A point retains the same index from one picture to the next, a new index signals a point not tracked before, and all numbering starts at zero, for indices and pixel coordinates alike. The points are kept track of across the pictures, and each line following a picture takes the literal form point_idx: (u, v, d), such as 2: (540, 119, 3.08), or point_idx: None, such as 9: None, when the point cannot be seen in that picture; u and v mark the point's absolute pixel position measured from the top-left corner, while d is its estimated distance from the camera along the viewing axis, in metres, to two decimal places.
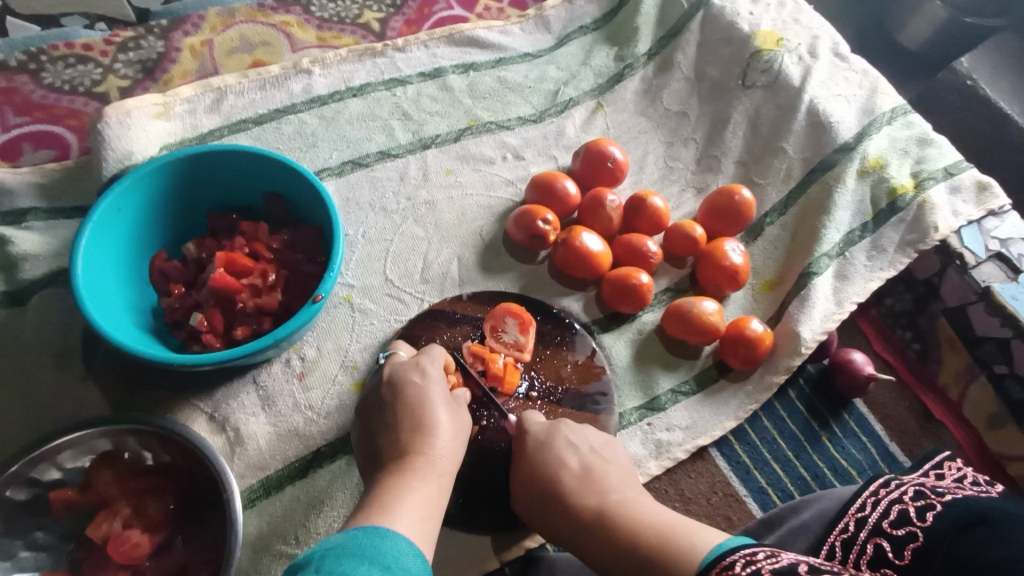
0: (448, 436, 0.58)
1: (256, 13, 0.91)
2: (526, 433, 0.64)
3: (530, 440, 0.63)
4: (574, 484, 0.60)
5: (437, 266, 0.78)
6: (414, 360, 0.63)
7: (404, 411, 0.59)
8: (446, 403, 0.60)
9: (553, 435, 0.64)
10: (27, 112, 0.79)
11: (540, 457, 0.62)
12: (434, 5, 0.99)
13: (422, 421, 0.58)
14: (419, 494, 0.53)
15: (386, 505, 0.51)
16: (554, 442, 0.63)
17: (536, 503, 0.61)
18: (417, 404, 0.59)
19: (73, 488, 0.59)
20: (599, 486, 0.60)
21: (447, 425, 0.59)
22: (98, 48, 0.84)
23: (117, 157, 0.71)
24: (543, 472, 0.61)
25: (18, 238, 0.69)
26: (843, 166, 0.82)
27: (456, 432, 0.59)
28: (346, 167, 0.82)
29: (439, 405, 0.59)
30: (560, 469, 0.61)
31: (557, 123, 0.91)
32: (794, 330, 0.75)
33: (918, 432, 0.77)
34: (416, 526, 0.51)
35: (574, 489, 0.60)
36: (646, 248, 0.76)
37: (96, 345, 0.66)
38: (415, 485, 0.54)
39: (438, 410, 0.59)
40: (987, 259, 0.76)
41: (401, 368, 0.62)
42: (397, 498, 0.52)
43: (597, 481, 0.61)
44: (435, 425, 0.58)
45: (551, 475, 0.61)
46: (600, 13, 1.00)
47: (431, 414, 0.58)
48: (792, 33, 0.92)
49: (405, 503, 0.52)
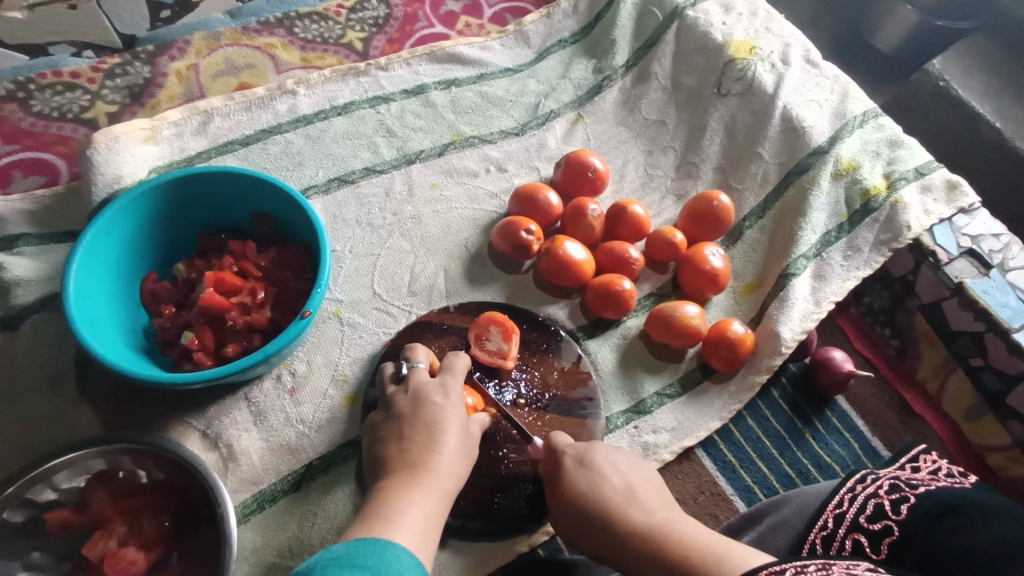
0: (456, 458, 0.58)
1: (240, 36, 0.92)
2: (562, 453, 0.64)
3: (566, 458, 0.63)
4: (615, 500, 0.59)
5: (424, 278, 0.80)
6: (439, 381, 0.63)
7: (420, 425, 0.58)
8: (461, 426, 0.59)
9: (587, 451, 0.64)
10: (16, 140, 0.81)
11: (576, 473, 0.62)
12: (416, 23, 1.01)
13: (434, 438, 0.57)
14: (420, 508, 0.53)
15: (389, 517, 0.51)
16: (588, 458, 0.63)
17: (579, 520, 0.60)
18: (435, 421, 0.59)
19: (69, 508, 0.60)
20: (641, 503, 0.58)
21: (458, 448, 0.58)
22: (86, 75, 0.86)
23: (105, 182, 0.73)
24: (581, 488, 0.60)
25: (10, 263, 0.71)
26: (817, 169, 0.85)
27: (463, 455, 0.59)
28: (332, 185, 0.84)
29: (454, 426, 0.59)
30: (599, 487, 0.60)
31: (539, 135, 0.93)
32: (774, 330, 0.76)
33: (898, 427, 0.79)
34: (414, 540, 0.50)
35: (615, 506, 0.58)
36: (627, 254, 0.78)
37: (89, 366, 0.68)
38: (418, 500, 0.53)
39: (452, 431, 0.58)
40: (959, 256, 0.78)
41: (424, 386, 0.62)
42: (398, 510, 0.51)
43: (638, 497, 0.59)
44: (448, 445, 0.57)
45: (590, 491, 0.60)
46: (578, 26, 1.03)
47: (444, 434, 0.58)
48: (764, 41, 0.94)
49: (407, 517, 0.51)
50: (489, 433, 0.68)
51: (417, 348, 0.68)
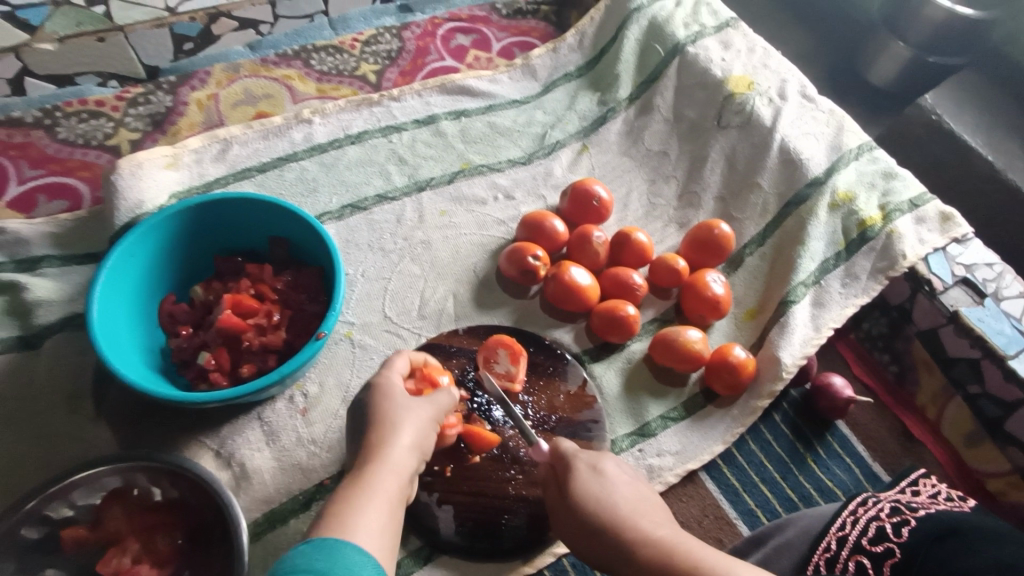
0: (414, 435, 0.54)
1: (259, 67, 0.96)
2: (573, 455, 0.61)
3: (579, 463, 0.61)
4: (627, 511, 0.56)
5: (433, 302, 0.82)
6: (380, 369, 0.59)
7: (370, 409, 0.55)
8: (410, 402, 0.56)
9: (599, 458, 0.61)
10: (42, 165, 0.84)
11: (587, 478, 0.59)
12: (427, 56, 1.05)
13: (386, 418, 0.54)
14: (379, 497, 0.48)
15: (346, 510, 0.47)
16: (601, 465, 0.60)
17: (584, 528, 0.57)
18: (386, 400, 0.56)
19: (84, 525, 0.61)
20: (651, 517, 0.56)
21: (415, 425, 0.55)
22: (110, 103, 0.89)
23: (128, 207, 0.75)
24: (592, 496, 0.58)
25: (33, 284, 0.73)
26: (814, 200, 0.87)
27: (423, 431, 0.55)
28: (346, 211, 0.87)
29: (403, 403, 0.55)
30: (610, 496, 0.58)
31: (545, 164, 0.96)
32: (775, 355, 0.78)
33: (899, 452, 0.80)
34: (377, 532, 0.46)
35: (625, 516, 0.56)
36: (631, 280, 0.80)
37: (107, 385, 0.69)
38: (374, 487, 0.49)
39: (404, 408, 0.55)
40: (954, 284, 0.80)
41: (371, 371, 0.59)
42: (356, 501, 0.47)
43: (648, 510, 0.57)
44: (399, 423, 0.54)
45: (601, 500, 0.57)
46: (583, 61, 1.07)
47: (393, 409, 0.55)
48: (762, 77, 0.98)
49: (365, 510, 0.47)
50: (497, 454, 0.70)
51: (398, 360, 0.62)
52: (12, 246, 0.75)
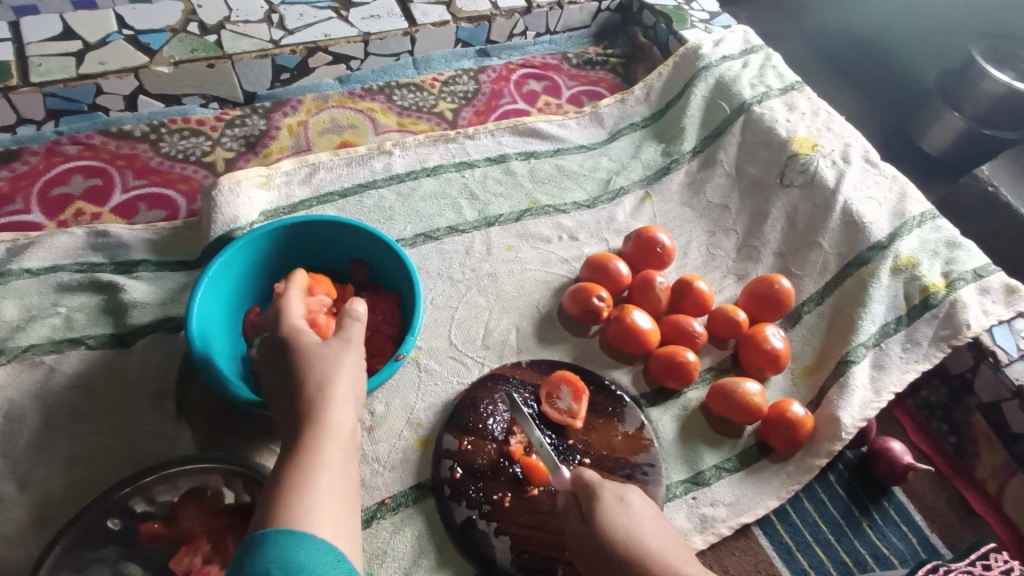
0: (332, 395, 0.52)
1: (346, 100, 1.03)
2: (600, 485, 0.61)
3: (606, 492, 0.60)
4: (655, 546, 0.57)
5: (497, 333, 0.84)
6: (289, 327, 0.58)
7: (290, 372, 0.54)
8: (324, 357, 0.54)
9: (626, 490, 0.61)
10: (145, 175, 0.90)
11: (613, 507, 0.59)
12: (500, 99, 1.11)
13: (305, 381, 0.53)
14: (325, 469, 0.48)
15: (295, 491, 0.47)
16: (628, 496, 0.60)
17: (604, 561, 0.57)
18: (306, 362, 0.54)
19: (160, 521, 0.64)
20: (679, 556, 0.57)
21: (340, 382, 0.53)
22: (210, 123, 0.96)
23: (224, 221, 0.80)
24: (620, 527, 0.58)
25: (130, 286, 0.78)
26: (877, 262, 0.88)
27: (347, 384, 0.54)
28: (418, 240, 0.91)
29: (318, 360, 0.54)
30: (638, 528, 0.58)
31: (609, 209, 0.99)
32: (834, 415, 0.78)
33: (958, 525, 0.78)
34: (332, 503, 0.47)
35: (654, 552, 0.56)
36: (693, 328, 0.82)
37: (189, 387, 0.73)
38: (314, 459, 0.49)
39: (316, 369, 0.54)
40: (1019, 358, 0.80)
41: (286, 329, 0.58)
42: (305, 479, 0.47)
43: (671, 548, 0.57)
44: (321, 384, 0.53)
45: (628, 534, 0.57)
46: (649, 112, 1.11)
47: (315, 376, 0.53)
48: (825, 140, 1.01)
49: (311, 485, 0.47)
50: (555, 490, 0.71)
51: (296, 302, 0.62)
52: (115, 249, 0.81)
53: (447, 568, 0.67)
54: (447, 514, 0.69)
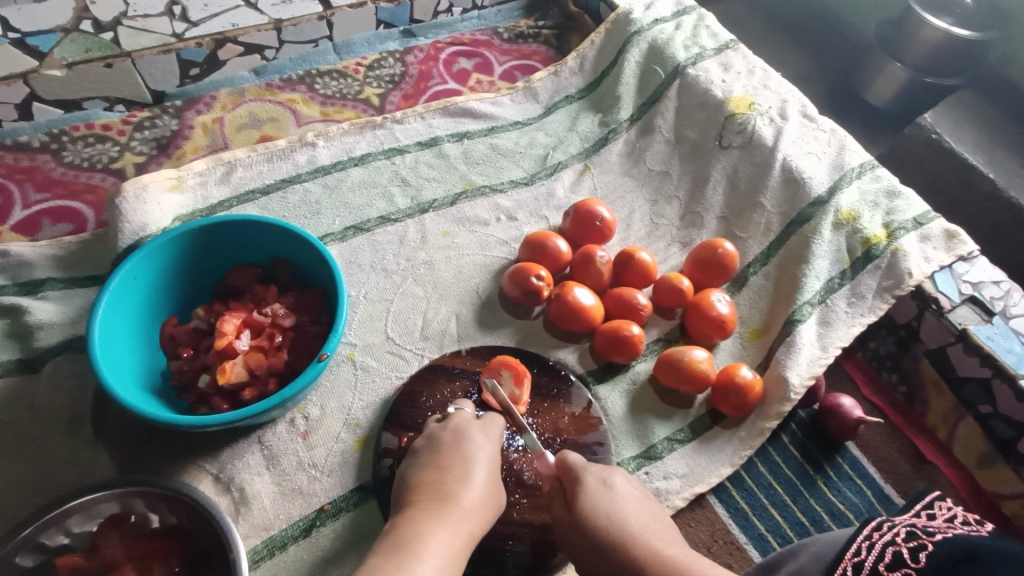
0: (482, 502, 0.58)
1: (264, 92, 0.98)
2: (583, 470, 0.63)
3: (588, 475, 0.62)
4: (638, 528, 0.58)
5: (436, 323, 0.81)
6: (482, 423, 0.65)
7: (457, 461, 0.60)
8: (490, 468, 0.61)
9: (610, 473, 0.63)
10: (48, 189, 0.85)
11: (597, 493, 0.61)
12: (430, 80, 1.06)
13: (462, 475, 0.59)
14: (442, 541, 0.53)
15: (414, 548, 0.51)
16: (611, 480, 0.62)
17: (587, 541, 0.59)
18: (470, 459, 0.61)
19: (79, 553, 0.60)
20: (661, 536, 0.58)
21: (485, 486, 0.59)
22: (116, 127, 0.90)
23: (132, 229, 0.76)
24: (601, 510, 0.60)
25: (35, 307, 0.73)
26: (818, 218, 0.87)
27: (489, 494, 0.59)
28: (349, 233, 0.87)
29: (483, 464, 0.61)
30: (619, 510, 0.60)
31: (548, 185, 0.96)
32: (782, 375, 0.77)
33: (912, 474, 0.78)
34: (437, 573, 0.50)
35: (635, 534, 0.58)
36: (635, 300, 0.80)
37: (105, 410, 0.68)
38: (442, 533, 0.54)
39: (479, 470, 0.60)
40: (962, 303, 0.79)
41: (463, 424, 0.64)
42: (421, 544, 0.52)
43: (652, 528, 0.59)
44: (474, 480, 0.59)
45: (610, 515, 0.59)
46: (585, 83, 1.08)
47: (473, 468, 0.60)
48: (763, 98, 0.98)
49: (428, 548, 0.52)
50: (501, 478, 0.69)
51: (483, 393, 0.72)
52: (16, 269, 0.76)
53: None
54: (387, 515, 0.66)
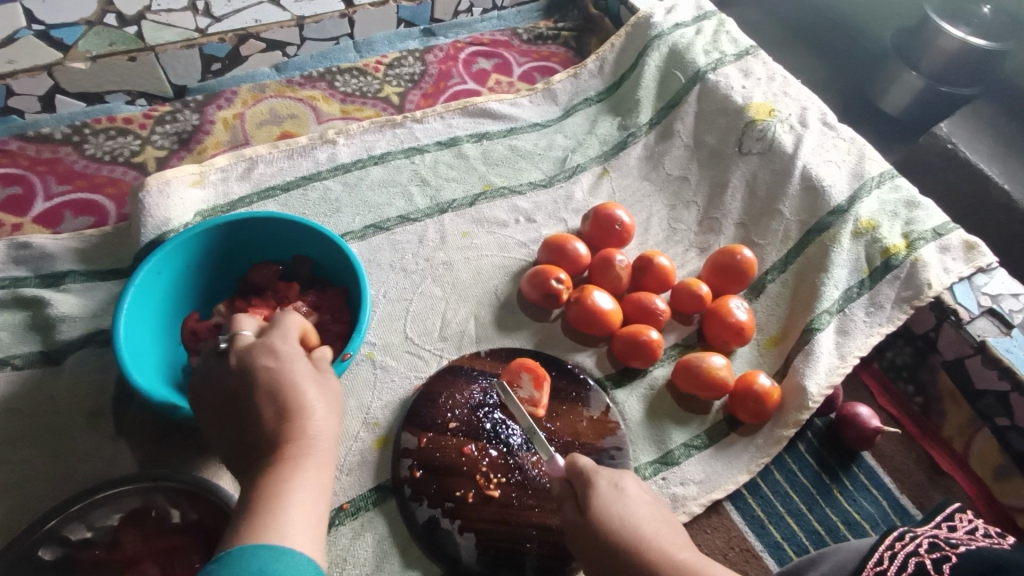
0: (322, 425, 0.53)
1: (285, 88, 0.98)
2: (596, 474, 0.60)
3: (600, 479, 0.59)
4: (650, 533, 0.55)
5: (455, 324, 0.81)
6: (264, 341, 0.55)
7: (277, 397, 0.52)
8: (312, 386, 0.54)
9: (622, 476, 0.60)
10: (69, 181, 0.85)
11: (609, 497, 0.58)
12: (449, 79, 1.06)
13: (294, 402, 0.52)
14: (307, 488, 0.49)
15: (278, 507, 0.47)
16: (623, 483, 0.59)
17: (599, 547, 0.56)
18: (287, 387, 0.53)
19: (101, 547, 0.60)
20: (674, 541, 0.55)
21: (320, 404, 0.53)
22: (138, 121, 0.91)
23: (155, 224, 0.76)
24: (614, 514, 0.56)
25: (57, 300, 0.73)
26: (837, 227, 0.87)
27: (327, 409, 0.54)
28: (368, 231, 0.87)
29: (307, 382, 0.54)
30: (632, 514, 0.57)
31: (566, 188, 0.96)
32: (800, 384, 0.77)
33: (927, 485, 0.78)
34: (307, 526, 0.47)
35: (647, 537, 0.55)
36: (654, 305, 0.80)
37: (127, 404, 0.69)
38: (302, 477, 0.49)
39: (304, 396, 0.53)
40: (981, 315, 0.79)
41: (252, 350, 0.55)
42: (283, 500, 0.47)
43: (666, 534, 0.56)
44: (308, 406, 0.53)
45: (624, 519, 0.56)
46: (603, 86, 1.08)
47: (300, 395, 0.53)
48: (782, 104, 0.98)
49: (292, 502, 0.48)
50: (518, 481, 0.69)
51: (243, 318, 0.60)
52: (38, 261, 0.76)
53: (413, 570, 0.65)
54: (407, 516, 0.66)
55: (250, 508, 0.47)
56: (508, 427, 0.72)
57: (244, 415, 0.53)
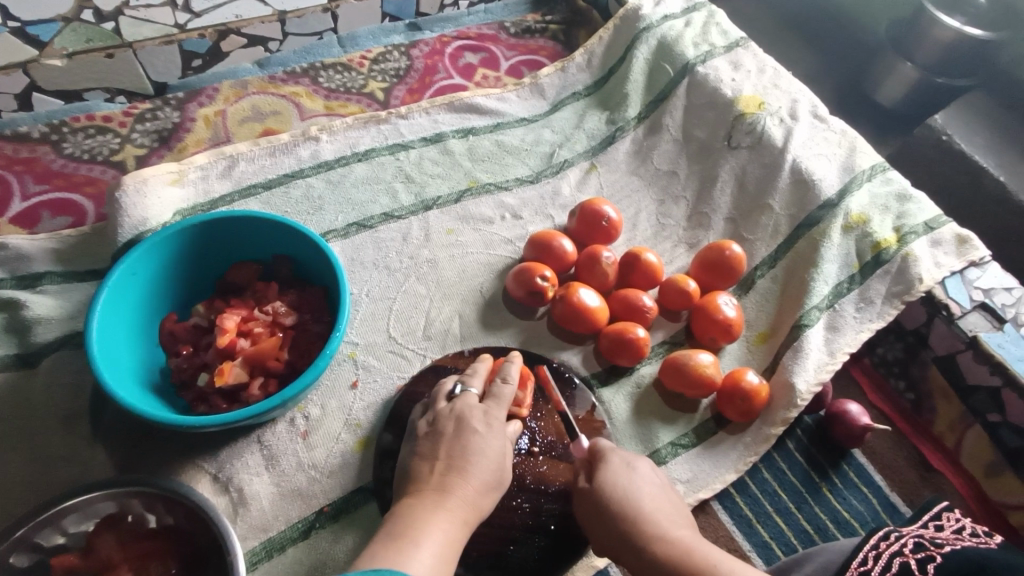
0: (483, 489, 0.57)
1: (267, 84, 0.96)
2: (610, 450, 0.65)
3: (616, 458, 0.64)
4: (650, 508, 0.60)
5: (439, 322, 0.80)
6: (483, 408, 0.62)
7: (457, 450, 0.59)
8: (497, 458, 0.59)
9: (635, 456, 0.65)
10: (47, 180, 0.84)
11: (619, 471, 0.63)
12: (435, 74, 1.05)
13: (463, 460, 0.58)
14: (444, 535, 0.52)
15: (413, 536, 0.51)
16: (636, 463, 0.64)
17: (603, 519, 0.61)
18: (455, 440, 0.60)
19: (75, 553, 0.59)
20: (673, 520, 0.59)
21: (489, 472, 0.58)
22: (117, 119, 0.89)
23: (132, 223, 0.75)
24: (619, 487, 0.61)
25: (33, 302, 0.72)
26: (827, 221, 0.86)
27: (492, 480, 0.58)
28: (351, 229, 0.86)
29: (486, 451, 0.59)
30: (635, 489, 0.61)
31: (553, 183, 0.95)
32: (789, 381, 0.76)
33: (918, 482, 0.77)
34: (433, 564, 0.50)
35: (646, 513, 0.59)
36: (641, 302, 0.79)
37: (104, 407, 0.68)
38: (444, 523, 0.53)
39: (484, 460, 0.58)
40: (972, 309, 0.78)
41: (468, 408, 0.62)
42: (421, 536, 0.51)
43: (665, 509, 0.60)
44: (475, 469, 0.57)
45: (627, 496, 0.61)
46: (592, 80, 1.07)
47: (474, 458, 0.58)
48: (772, 97, 0.97)
49: (429, 538, 0.51)
50: None
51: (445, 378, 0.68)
52: (14, 262, 0.75)
53: None
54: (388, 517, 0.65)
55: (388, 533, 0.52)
56: None
57: (417, 465, 0.59)
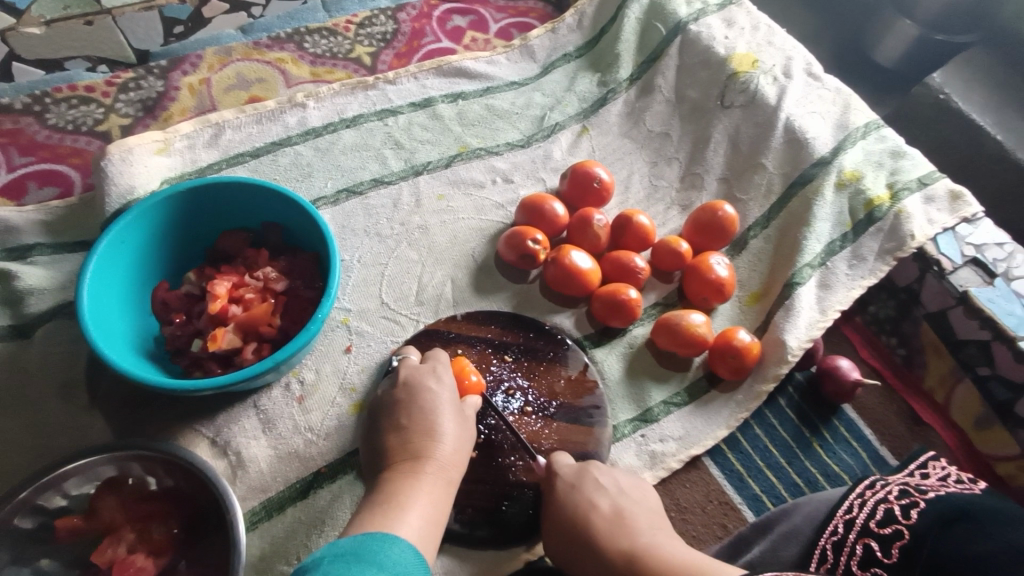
0: (456, 451, 0.61)
1: (251, 51, 0.95)
2: (556, 473, 0.65)
3: (559, 481, 0.64)
4: (597, 518, 0.60)
5: (431, 288, 0.80)
6: (431, 366, 0.66)
7: (419, 415, 0.62)
8: (455, 412, 0.63)
9: (580, 474, 0.65)
10: (32, 152, 0.83)
11: (567, 494, 0.63)
12: (423, 38, 1.03)
13: (431, 428, 0.61)
14: (428, 501, 0.56)
15: (401, 509, 0.54)
16: (579, 483, 0.64)
17: (570, 542, 0.61)
18: (422, 411, 0.62)
19: (78, 515, 0.60)
20: (629, 525, 0.60)
21: (453, 433, 0.62)
22: (100, 88, 0.88)
23: (119, 193, 0.74)
24: (573, 508, 0.62)
25: (24, 272, 0.72)
26: (821, 179, 0.85)
27: (460, 440, 0.62)
28: (341, 196, 0.85)
29: (448, 414, 0.62)
30: (590, 507, 0.61)
31: (545, 147, 0.94)
32: (780, 338, 0.77)
33: (907, 436, 0.78)
34: (420, 534, 0.53)
35: (601, 525, 0.60)
36: (633, 263, 0.78)
37: (100, 376, 0.68)
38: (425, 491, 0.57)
39: (446, 419, 0.62)
40: (964, 264, 0.78)
41: (416, 373, 0.66)
42: (406, 504, 0.55)
43: (625, 520, 0.60)
44: (443, 435, 0.61)
45: (577, 511, 0.61)
46: (583, 41, 1.05)
47: (440, 421, 0.61)
48: (766, 55, 0.95)
49: (414, 510, 0.55)
50: (495, 441, 0.69)
51: (406, 346, 0.74)
52: (3, 235, 0.75)
53: None
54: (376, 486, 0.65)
55: (375, 510, 0.54)
56: (502, 395, 0.72)
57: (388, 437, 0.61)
